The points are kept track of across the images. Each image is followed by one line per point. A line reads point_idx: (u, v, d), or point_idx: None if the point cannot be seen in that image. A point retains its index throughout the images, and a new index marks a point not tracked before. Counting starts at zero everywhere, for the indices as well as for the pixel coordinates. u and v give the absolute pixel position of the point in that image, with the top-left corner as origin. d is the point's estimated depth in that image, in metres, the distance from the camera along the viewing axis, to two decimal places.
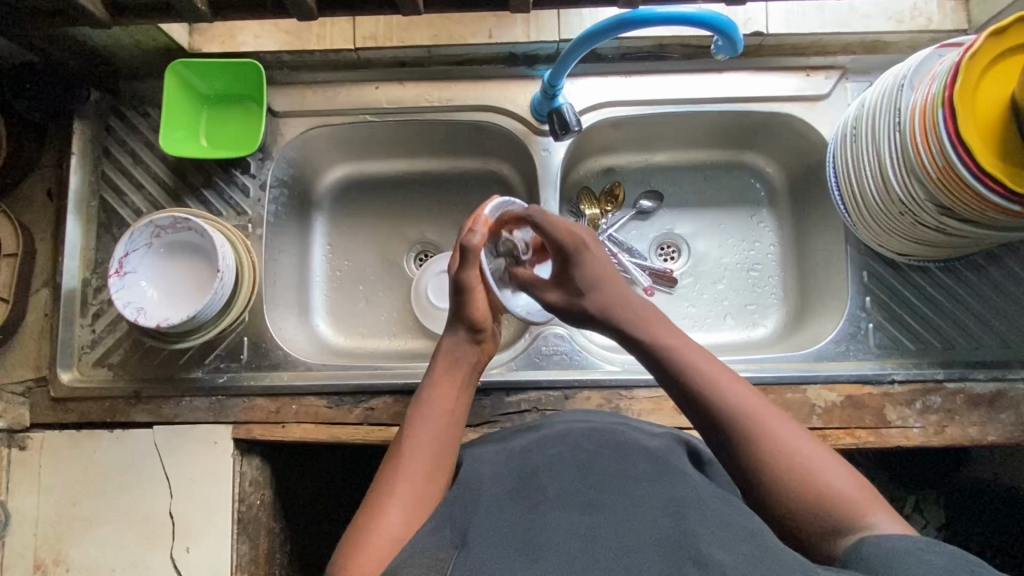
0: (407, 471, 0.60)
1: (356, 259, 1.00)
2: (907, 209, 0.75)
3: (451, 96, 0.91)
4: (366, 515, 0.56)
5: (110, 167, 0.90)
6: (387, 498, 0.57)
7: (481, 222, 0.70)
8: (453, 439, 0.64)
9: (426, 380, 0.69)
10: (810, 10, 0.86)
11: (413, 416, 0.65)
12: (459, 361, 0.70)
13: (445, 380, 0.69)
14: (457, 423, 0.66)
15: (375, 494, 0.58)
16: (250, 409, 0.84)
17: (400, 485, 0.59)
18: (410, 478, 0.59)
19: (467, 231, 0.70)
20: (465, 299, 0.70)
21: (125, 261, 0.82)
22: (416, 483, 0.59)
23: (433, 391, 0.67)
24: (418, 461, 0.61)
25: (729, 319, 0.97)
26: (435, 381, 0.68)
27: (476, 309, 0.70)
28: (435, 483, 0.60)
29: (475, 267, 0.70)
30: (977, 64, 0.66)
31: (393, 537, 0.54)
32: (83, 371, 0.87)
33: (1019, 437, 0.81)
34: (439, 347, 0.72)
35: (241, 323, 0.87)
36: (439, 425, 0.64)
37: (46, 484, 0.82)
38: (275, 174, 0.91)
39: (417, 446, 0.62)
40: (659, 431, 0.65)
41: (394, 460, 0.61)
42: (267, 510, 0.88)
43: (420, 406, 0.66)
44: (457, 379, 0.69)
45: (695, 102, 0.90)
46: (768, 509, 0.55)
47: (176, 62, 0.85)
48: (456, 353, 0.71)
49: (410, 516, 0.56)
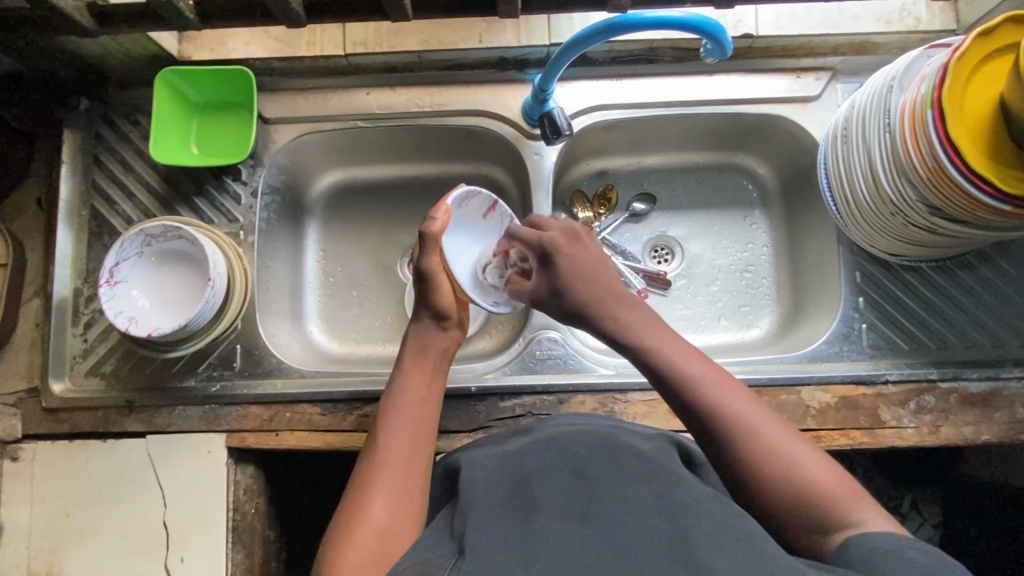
0: (386, 461, 0.60)
1: (350, 265, 0.99)
2: (898, 209, 0.75)
3: (442, 101, 0.91)
4: (349, 511, 0.56)
5: (101, 176, 0.89)
6: (368, 491, 0.58)
7: (442, 209, 0.69)
8: (427, 428, 0.64)
9: (395, 371, 0.69)
10: (799, 12, 0.87)
11: (386, 407, 0.65)
12: (430, 347, 0.70)
13: (416, 368, 0.68)
14: (430, 409, 0.66)
15: (356, 488, 0.58)
16: (243, 417, 0.84)
17: (380, 476, 0.59)
18: (390, 469, 0.59)
19: (428, 218, 0.69)
20: (429, 286, 0.70)
21: (117, 270, 0.81)
22: (397, 472, 0.59)
23: (404, 381, 0.67)
24: (394, 450, 0.61)
25: (723, 321, 0.97)
26: (404, 370, 0.68)
27: (441, 296, 0.70)
28: (416, 470, 0.60)
29: (437, 254, 0.70)
30: (965, 65, 0.66)
31: (381, 530, 0.55)
32: (75, 381, 0.86)
33: (1014, 436, 0.81)
34: (405, 337, 0.71)
35: (234, 331, 0.87)
36: (411, 411, 0.64)
37: (40, 495, 0.82)
38: (266, 181, 0.91)
39: (392, 436, 0.62)
40: (651, 433, 0.65)
41: (372, 453, 0.61)
42: (262, 518, 0.88)
43: (392, 396, 0.66)
44: (427, 365, 0.69)
45: (686, 105, 0.90)
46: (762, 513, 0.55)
47: (166, 71, 0.84)
48: (424, 341, 0.70)
49: (395, 505, 0.57)
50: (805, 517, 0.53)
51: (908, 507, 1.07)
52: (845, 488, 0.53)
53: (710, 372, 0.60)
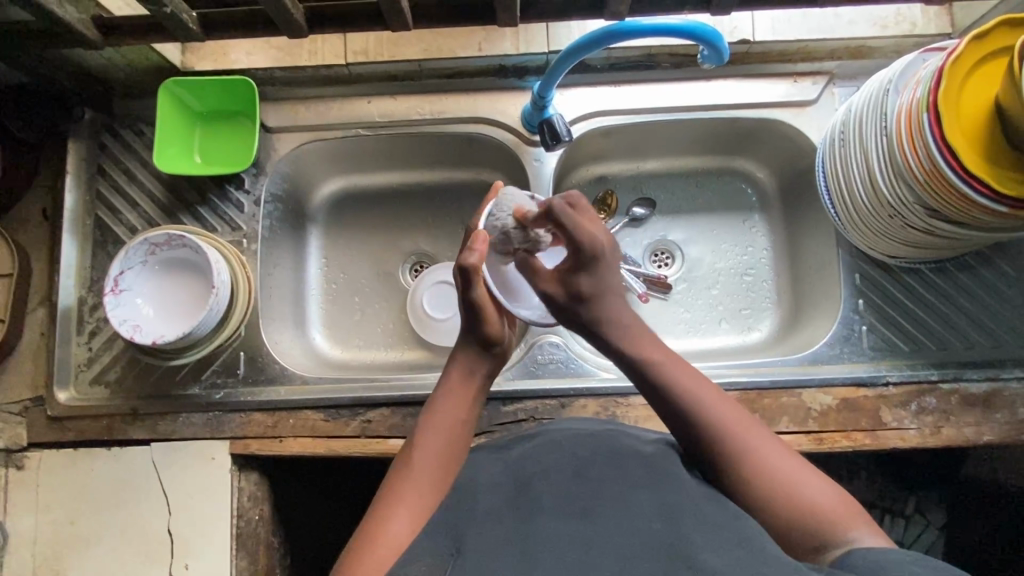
0: (415, 483, 0.59)
1: (352, 272, 1.00)
2: (896, 212, 0.76)
3: (442, 108, 0.92)
4: (372, 524, 0.56)
5: (105, 186, 0.90)
6: (394, 509, 0.57)
7: (480, 239, 0.64)
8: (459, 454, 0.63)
9: (437, 389, 0.68)
10: (795, 17, 0.87)
11: (422, 430, 0.64)
12: (474, 372, 0.68)
13: (457, 388, 0.67)
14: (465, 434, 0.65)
15: (382, 504, 0.58)
16: (247, 424, 0.84)
17: (407, 497, 0.58)
18: (418, 492, 0.58)
19: (465, 251, 0.64)
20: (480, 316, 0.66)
21: (121, 278, 0.82)
22: (423, 495, 0.58)
23: (443, 401, 0.66)
24: (427, 475, 0.60)
25: (724, 324, 0.97)
26: (445, 395, 0.67)
27: (489, 325, 0.67)
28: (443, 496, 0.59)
29: (481, 285, 0.65)
30: (960, 68, 0.67)
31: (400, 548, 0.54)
32: (80, 390, 0.87)
33: (1014, 436, 0.82)
34: (450, 362, 0.69)
35: (237, 338, 0.87)
36: (448, 437, 0.63)
37: (45, 504, 0.82)
38: (269, 190, 0.92)
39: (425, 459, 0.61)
40: (653, 436, 0.65)
41: (402, 472, 0.61)
42: (266, 525, 0.88)
43: (431, 416, 0.65)
44: (471, 393, 0.67)
45: (684, 110, 0.91)
46: (763, 515, 0.55)
47: (169, 81, 0.85)
48: (470, 368, 0.68)
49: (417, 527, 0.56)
50: (799, 538, 0.53)
51: (911, 510, 1.08)
52: (842, 505, 0.54)
53: (705, 390, 0.61)
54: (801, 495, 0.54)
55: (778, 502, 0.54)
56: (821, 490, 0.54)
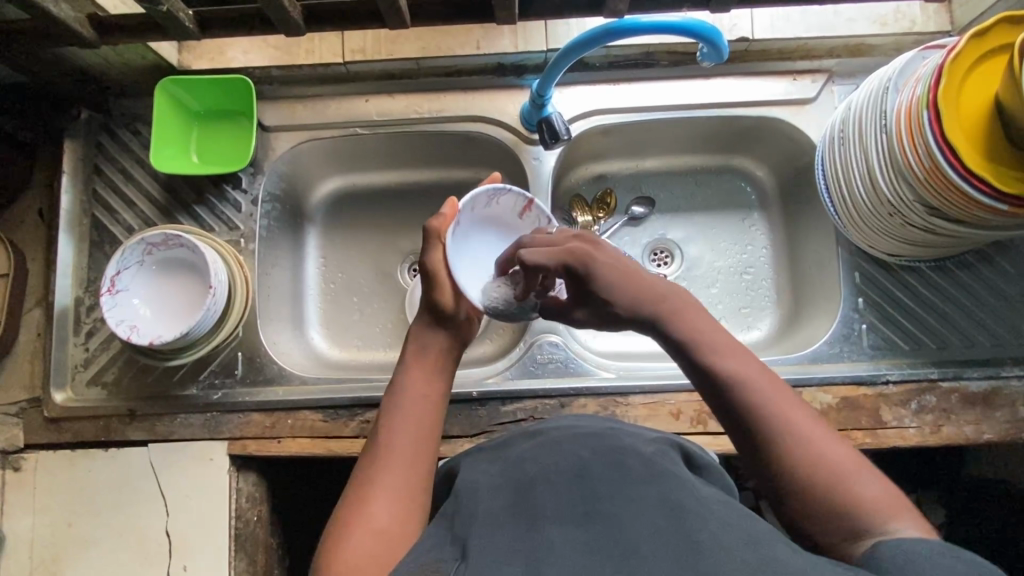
0: (387, 462, 0.59)
1: (350, 271, 1.00)
2: (896, 210, 0.75)
3: (441, 107, 0.92)
4: (348, 510, 0.56)
5: (102, 186, 0.90)
6: (369, 491, 0.57)
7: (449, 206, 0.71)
8: (427, 431, 0.62)
9: (399, 369, 0.67)
10: (794, 15, 0.87)
11: (387, 408, 0.63)
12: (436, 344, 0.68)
13: (419, 366, 0.66)
14: (431, 409, 0.64)
15: (357, 487, 0.58)
16: (245, 424, 0.84)
17: (382, 478, 0.58)
18: (391, 469, 0.59)
19: (435, 214, 0.70)
20: (431, 280, 0.68)
21: (118, 279, 0.82)
22: (396, 474, 0.58)
23: (405, 381, 0.65)
24: (399, 451, 0.60)
25: (723, 323, 0.97)
26: (410, 369, 0.66)
27: (440, 293, 0.68)
28: (417, 471, 0.59)
29: (438, 249, 0.69)
30: (960, 66, 0.66)
31: (380, 530, 0.54)
32: (76, 391, 0.86)
33: (1015, 435, 0.81)
34: (411, 334, 0.69)
35: (235, 338, 0.87)
36: (414, 414, 0.63)
37: (41, 506, 0.82)
38: (266, 189, 0.91)
39: (394, 436, 0.61)
40: (654, 436, 0.65)
41: (373, 453, 0.61)
42: (264, 526, 0.88)
43: (394, 398, 0.64)
44: (432, 363, 0.67)
45: (683, 108, 0.91)
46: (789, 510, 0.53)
47: (167, 81, 0.85)
48: (430, 337, 0.68)
49: (395, 507, 0.56)
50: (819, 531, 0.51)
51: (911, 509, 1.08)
52: (886, 495, 0.51)
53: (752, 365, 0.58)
54: (845, 485, 0.52)
55: (787, 502, 0.53)
56: (866, 478, 0.52)
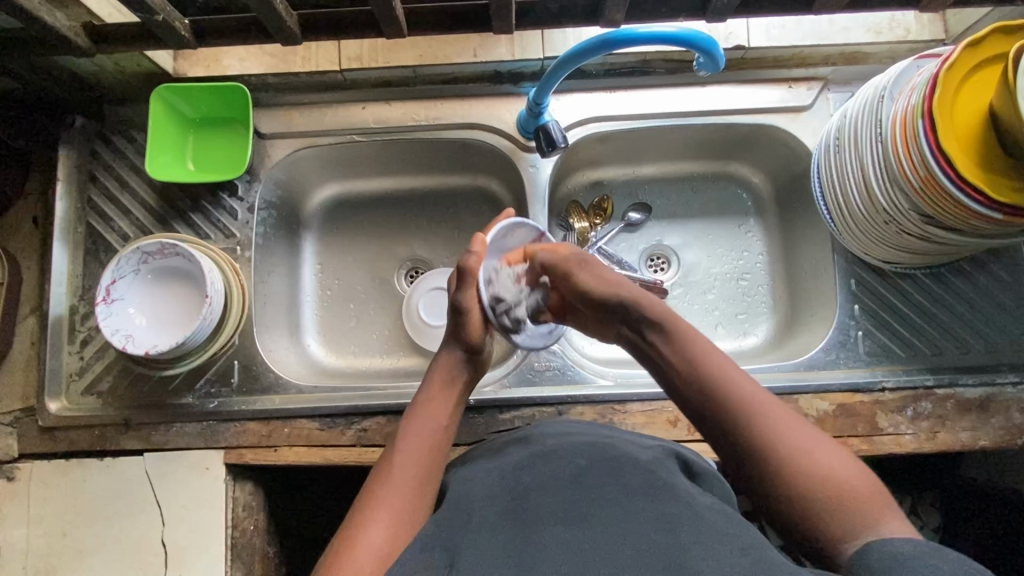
0: (396, 482, 0.60)
1: (347, 278, 0.99)
2: (891, 217, 0.76)
3: (438, 114, 0.92)
4: (355, 523, 0.56)
5: (97, 193, 0.89)
6: (376, 509, 0.57)
7: (478, 243, 0.70)
8: (440, 457, 0.63)
9: (420, 392, 0.68)
10: (790, 23, 0.87)
11: (405, 429, 0.65)
12: (455, 375, 0.70)
13: (440, 394, 0.68)
14: (447, 439, 0.65)
15: (366, 498, 0.59)
16: (241, 433, 0.84)
17: (391, 494, 0.58)
18: (402, 487, 0.59)
19: (465, 252, 0.70)
20: (461, 318, 0.70)
21: (113, 288, 0.81)
22: (406, 495, 0.59)
23: (425, 406, 0.66)
24: (408, 473, 0.60)
25: (720, 329, 0.97)
26: (428, 395, 0.68)
27: (472, 329, 0.70)
28: (426, 493, 0.60)
29: (471, 288, 0.69)
30: (955, 75, 0.67)
31: (382, 550, 0.54)
32: (71, 400, 0.86)
33: (1010, 440, 0.82)
34: (434, 363, 0.71)
35: (231, 347, 0.87)
36: (429, 438, 0.64)
37: (35, 516, 0.81)
38: (262, 196, 0.91)
39: (411, 460, 0.61)
40: (652, 444, 0.65)
41: (385, 471, 0.61)
42: (261, 535, 0.87)
43: (413, 421, 0.65)
44: (452, 396, 0.68)
45: (679, 116, 0.91)
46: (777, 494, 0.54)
47: (162, 87, 0.85)
48: (452, 371, 0.70)
49: (397, 529, 0.56)
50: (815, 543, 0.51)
51: (908, 510, 1.08)
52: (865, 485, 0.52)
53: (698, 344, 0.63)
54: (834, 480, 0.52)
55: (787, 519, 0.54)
56: (841, 455, 0.54)
